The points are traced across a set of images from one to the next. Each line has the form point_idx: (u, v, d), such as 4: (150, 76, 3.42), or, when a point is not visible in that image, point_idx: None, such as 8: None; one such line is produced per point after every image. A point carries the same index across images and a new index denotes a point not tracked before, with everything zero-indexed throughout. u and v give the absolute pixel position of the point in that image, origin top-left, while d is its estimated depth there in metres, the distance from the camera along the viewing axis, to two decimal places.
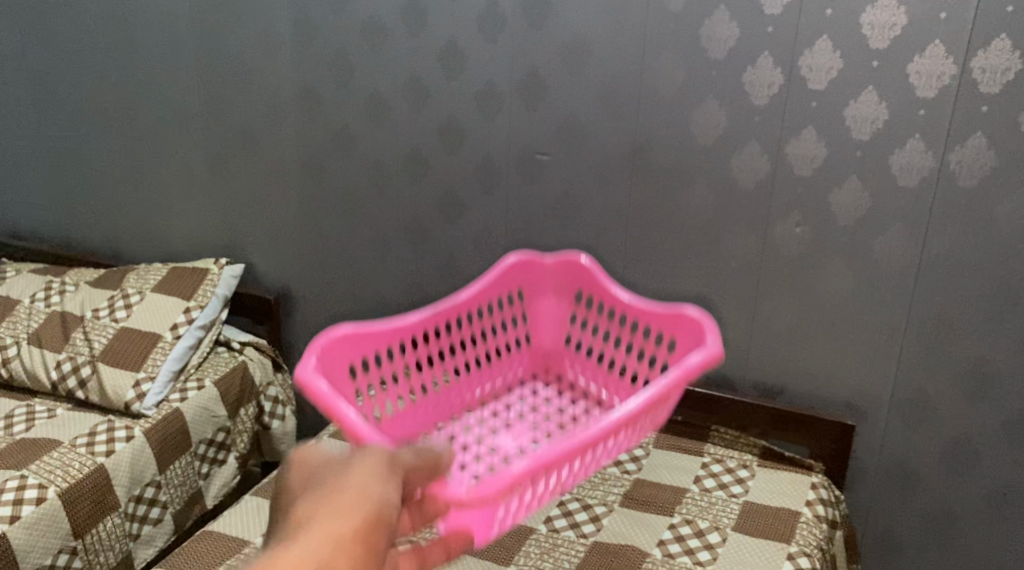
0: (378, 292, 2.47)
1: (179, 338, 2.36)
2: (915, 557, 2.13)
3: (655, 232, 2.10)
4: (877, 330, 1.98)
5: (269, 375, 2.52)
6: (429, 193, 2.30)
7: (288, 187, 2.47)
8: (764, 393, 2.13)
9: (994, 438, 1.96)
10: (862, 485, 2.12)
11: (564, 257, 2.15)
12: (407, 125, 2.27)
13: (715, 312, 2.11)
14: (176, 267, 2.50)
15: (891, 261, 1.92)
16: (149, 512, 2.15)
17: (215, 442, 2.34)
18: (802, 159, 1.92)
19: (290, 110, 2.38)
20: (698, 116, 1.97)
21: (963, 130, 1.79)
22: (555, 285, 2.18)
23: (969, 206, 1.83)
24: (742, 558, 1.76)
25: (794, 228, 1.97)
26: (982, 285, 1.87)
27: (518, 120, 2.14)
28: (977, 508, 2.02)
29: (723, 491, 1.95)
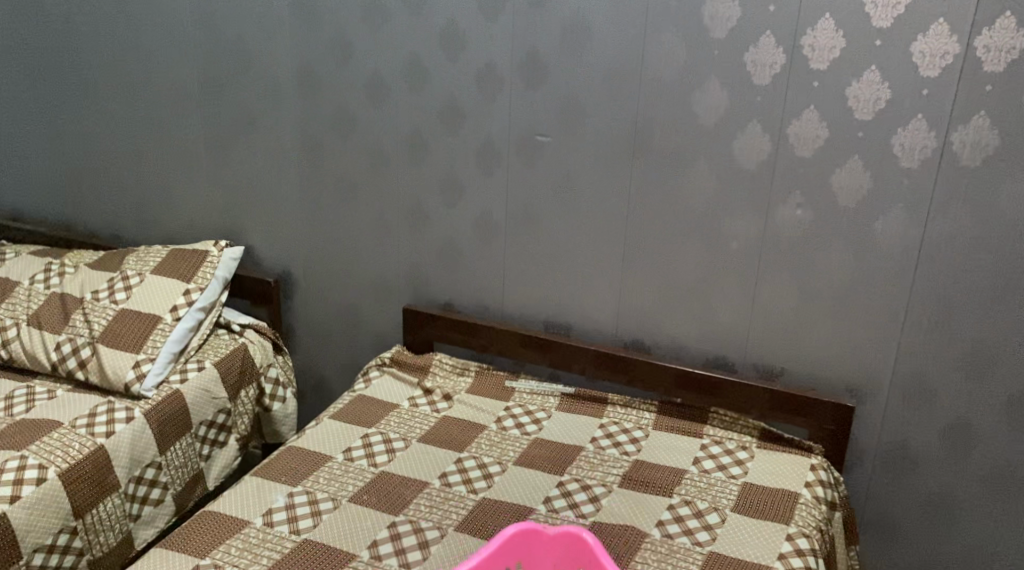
0: (378, 274, 2.47)
1: (179, 319, 2.35)
2: (913, 539, 2.13)
3: (656, 214, 2.09)
4: (877, 311, 1.97)
5: (269, 357, 2.51)
6: (429, 174, 2.30)
7: (288, 169, 2.46)
8: (764, 375, 2.13)
9: (994, 419, 1.96)
10: (861, 467, 2.12)
11: (567, 529, 1.64)
12: (407, 106, 2.25)
13: (716, 294, 2.10)
14: (175, 249, 2.50)
15: (892, 242, 1.91)
16: (149, 493, 2.16)
17: (215, 424, 2.34)
18: (804, 140, 1.91)
19: (290, 92, 2.37)
20: (700, 97, 1.96)
21: (966, 110, 1.78)
22: (555, 563, 1.66)
23: (971, 186, 1.82)
24: (741, 538, 1.76)
25: (795, 209, 1.97)
26: (984, 266, 1.86)
27: (519, 100, 2.13)
28: (977, 489, 2.02)
29: (722, 472, 1.95)
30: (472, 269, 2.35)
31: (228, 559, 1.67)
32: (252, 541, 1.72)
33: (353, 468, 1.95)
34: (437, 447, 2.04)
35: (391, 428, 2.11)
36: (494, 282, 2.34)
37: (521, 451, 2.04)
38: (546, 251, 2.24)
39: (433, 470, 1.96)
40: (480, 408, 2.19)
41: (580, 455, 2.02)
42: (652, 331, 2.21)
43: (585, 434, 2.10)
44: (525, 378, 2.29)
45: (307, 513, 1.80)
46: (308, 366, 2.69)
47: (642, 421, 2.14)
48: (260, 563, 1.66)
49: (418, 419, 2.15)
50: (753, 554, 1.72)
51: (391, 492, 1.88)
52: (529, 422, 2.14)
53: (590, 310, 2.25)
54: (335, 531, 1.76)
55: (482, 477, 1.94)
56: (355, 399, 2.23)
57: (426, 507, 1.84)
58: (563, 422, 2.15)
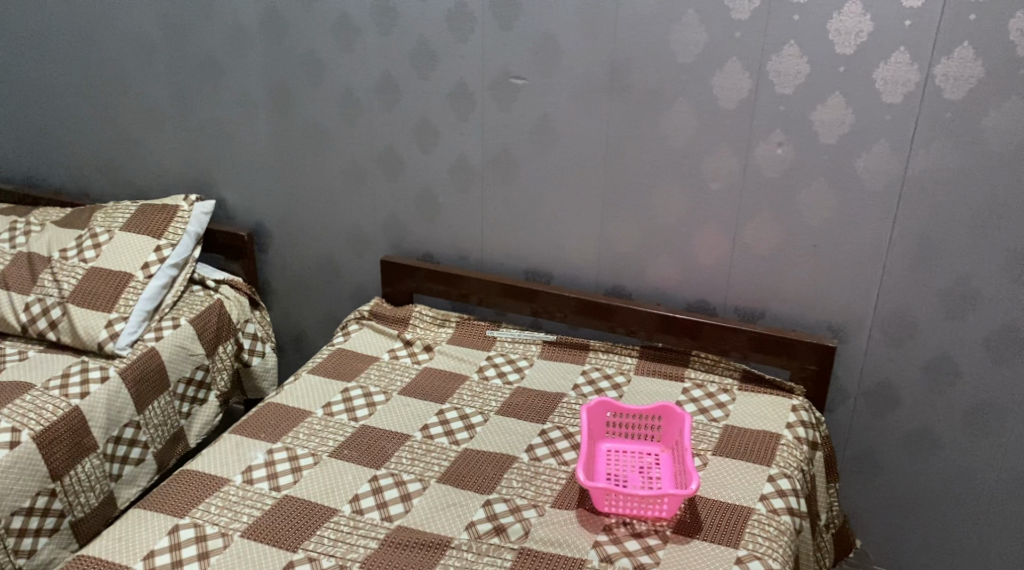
0: (353, 223, 2.42)
1: (151, 277, 2.30)
2: (894, 476, 2.14)
3: (635, 156, 2.05)
4: (859, 250, 1.95)
5: (247, 312, 2.47)
6: (402, 120, 2.24)
7: (257, 119, 2.39)
8: (745, 318, 2.12)
9: (975, 355, 1.96)
10: (844, 406, 2.12)
11: (649, 480, 1.83)
12: (376, 50, 2.18)
13: (696, 236, 2.07)
14: (144, 204, 2.43)
15: (874, 179, 1.88)
16: (129, 453, 2.13)
17: (193, 381, 2.31)
18: (785, 76, 1.86)
19: (255, 37, 2.29)
20: (679, 34, 1.91)
21: (950, 40, 1.74)
22: (624, 460, 1.89)
23: (954, 120, 1.79)
24: (722, 481, 1.75)
25: (776, 147, 1.93)
26: (967, 202, 1.84)
27: (492, 41, 2.07)
28: (957, 424, 2.03)
29: (703, 415, 1.94)
30: (449, 217, 2.31)
31: (208, 517, 1.65)
32: (232, 499, 1.69)
33: (333, 423, 1.92)
34: (418, 398, 2.02)
35: (370, 381, 2.08)
36: (472, 229, 2.30)
37: (503, 400, 2.02)
38: (523, 196, 2.20)
39: (414, 422, 1.94)
40: (461, 359, 2.16)
41: (562, 401, 2.01)
42: (633, 275, 2.18)
43: (567, 382, 2.08)
44: (507, 327, 2.27)
45: (286, 470, 1.78)
46: (286, 319, 2.66)
47: (624, 366, 2.12)
48: (241, 520, 1.65)
49: (399, 371, 2.12)
50: (733, 496, 1.71)
51: (372, 445, 1.86)
52: (511, 370, 2.13)
53: (569, 255, 2.22)
54: (313, 486, 1.74)
55: (463, 428, 1.92)
56: (334, 352, 2.20)
57: (407, 459, 1.82)
58: (545, 369, 2.13)
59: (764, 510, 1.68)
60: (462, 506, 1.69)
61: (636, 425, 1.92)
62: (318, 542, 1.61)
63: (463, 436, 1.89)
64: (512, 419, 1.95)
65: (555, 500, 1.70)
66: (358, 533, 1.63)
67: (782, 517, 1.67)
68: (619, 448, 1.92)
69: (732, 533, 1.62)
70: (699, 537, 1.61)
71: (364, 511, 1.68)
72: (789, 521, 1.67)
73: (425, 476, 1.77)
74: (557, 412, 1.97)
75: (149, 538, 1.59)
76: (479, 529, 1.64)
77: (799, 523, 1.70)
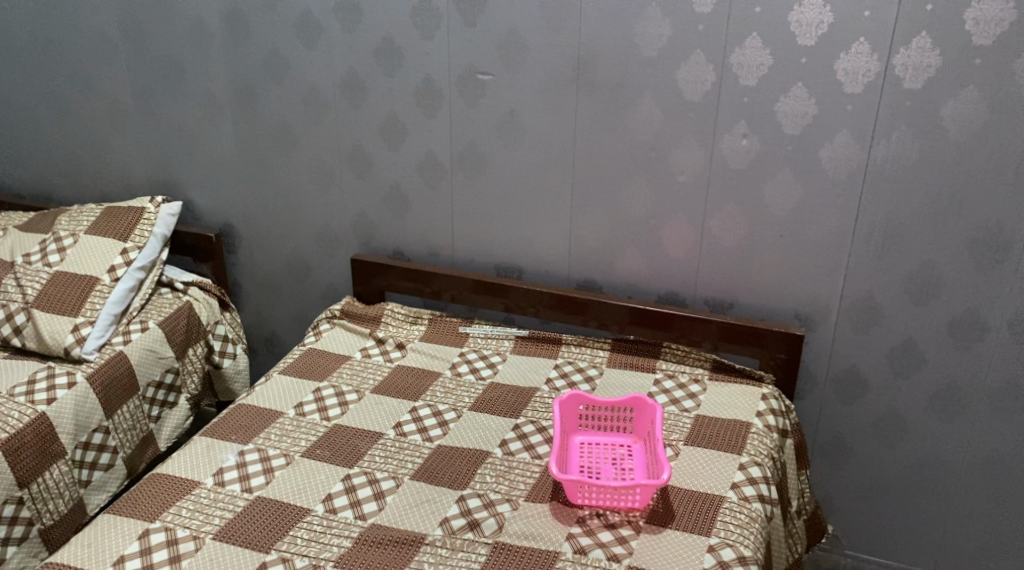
0: (322, 222, 2.41)
1: (117, 281, 2.27)
2: (863, 462, 2.17)
3: (603, 150, 2.06)
4: (825, 239, 1.97)
5: (217, 314, 2.45)
6: (369, 118, 2.23)
7: (222, 119, 2.37)
8: (714, 308, 2.13)
9: (940, 340, 1.99)
10: (813, 393, 2.14)
11: (622, 471, 1.84)
12: (341, 47, 2.17)
13: (665, 227, 2.09)
14: (109, 207, 2.40)
15: (837, 169, 1.90)
16: (99, 459, 2.11)
17: (164, 385, 2.29)
18: (748, 68, 1.88)
19: (218, 36, 2.27)
20: (643, 27, 1.92)
21: (908, 31, 1.76)
22: (597, 452, 1.90)
23: (914, 109, 1.81)
24: (694, 470, 1.76)
25: (741, 139, 1.94)
26: (928, 189, 1.86)
27: (457, 37, 2.06)
28: (923, 408, 2.06)
29: (675, 406, 1.96)
30: (419, 215, 2.30)
31: (179, 521, 1.63)
32: (203, 501, 1.68)
33: (305, 423, 1.91)
34: (390, 396, 2.01)
35: (343, 380, 2.07)
36: (442, 226, 2.29)
37: (476, 396, 2.02)
38: (492, 191, 2.20)
39: (387, 420, 1.93)
40: (434, 356, 2.16)
41: (535, 395, 2.02)
42: (603, 268, 2.19)
43: (540, 376, 2.09)
44: (480, 322, 2.27)
45: (258, 471, 1.77)
46: (256, 319, 2.64)
47: (596, 358, 2.13)
48: (213, 523, 1.64)
49: (372, 369, 2.12)
50: (705, 485, 1.72)
51: (345, 444, 1.85)
52: (484, 365, 2.13)
53: (539, 250, 2.23)
54: (286, 486, 1.73)
55: (437, 424, 1.92)
56: (305, 352, 2.19)
57: (381, 458, 1.81)
58: (517, 364, 2.14)
59: (735, 497, 1.69)
60: (437, 502, 1.70)
61: (608, 418, 1.93)
62: (291, 542, 1.60)
63: (437, 432, 1.89)
64: (485, 415, 1.95)
65: (528, 494, 1.71)
66: (332, 531, 1.63)
67: (753, 504, 1.69)
68: (591, 441, 1.93)
69: (704, 521, 1.63)
70: (671, 527, 1.62)
71: (338, 510, 1.68)
72: (760, 508, 1.69)
73: (399, 473, 1.77)
74: (531, 406, 1.98)
75: (119, 543, 1.58)
76: (453, 525, 1.64)
77: (770, 510, 1.72)
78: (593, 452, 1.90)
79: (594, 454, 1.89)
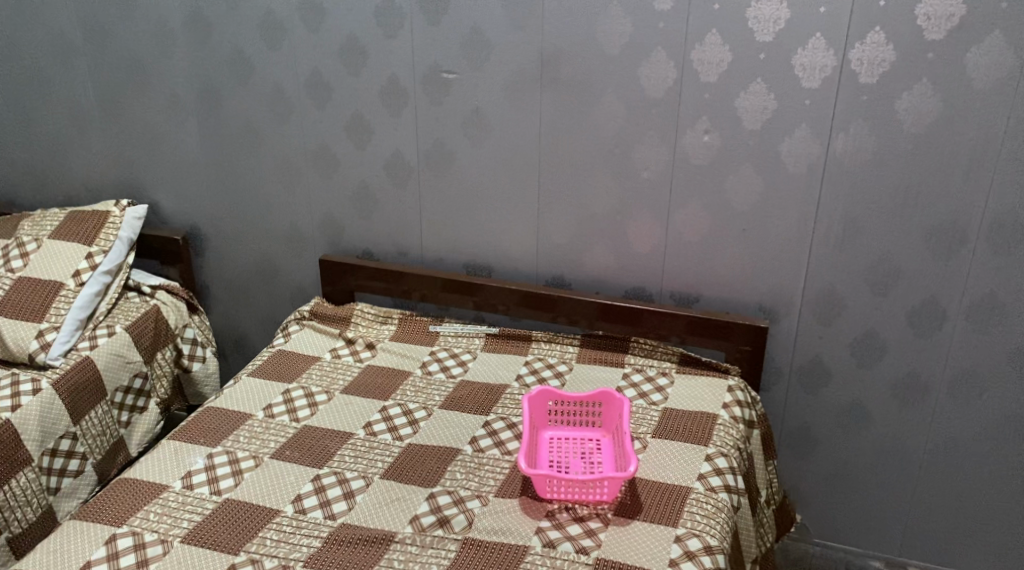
0: (289, 223, 2.40)
1: (83, 285, 2.25)
2: (829, 451, 2.20)
3: (568, 147, 2.07)
4: (787, 232, 2.00)
5: (185, 317, 2.43)
6: (334, 118, 2.23)
7: (186, 121, 2.36)
8: (681, 302, 2.16)
9: (900, 330, 2.02)
10: (779, 383, 2.17)
11: (591, 467, 1.85)
12: (305, 47, 2.17)
13: (630, 223, 2.11)
14: (73, 212, 2.38)
15: (797, 163, 1.93)
16: (67, 465, 2.09)
17: (132, 390, 2.27)
18: (708, 65, 1.90)
19: (180, 37, 2.26)
20: (604, 25, 1.93)
21: (863, 25, 1.79)
22: (566, 447, 1.91)
23: (870, 103, 1.84)
24: (662, 462, 1.78)
25: (702, 135, 1.97)
26: (885, 181, 1.90)
27: (421, 36, 2.07)
28: (885, 397, 2.10)
29: (643, 400, 1.98)
30: (386, 214, 2.31)
31: (147, 525, 1.63)
32: (171, 505, 1.68)
33: (274, 425, 1.91)
34: (360, 396, 2.02)
35: (312, 381, 2.07)
36: (409, 225, 2.30)
37: (446, 394, 2.03)
38: (459, 190, 2.21)
39: (357, 420, 1.93)
40: (405, 355, 2.17)
41: (505, 392, 2.03)
42: (571, 265, 2.20)
43: (511, 373, 2.10)
44: (450, 321, 2.28)
45: (227, 473, 1.76)
46: (225, 322, 2.63)
47: (566, 354, 2.15)
48: (181, 526, 1.63)
49: (342, 370, 2.12)
50: (672, 476, 1.74)
51: (314, 444, 1.85)
52: (454, 364, 2.14)
53: (508, 247, 2.24)
54: (254, 488, 1.73)
55: (407, 423, 1.93)
56: (274, 354, 2.18)
57: (351, 457, 1.82)
58: (487, 362, 2.14)
59: (702, 488, 1.72)
60: (407, 500, 1.70)
61: (577, 413, 1.95)
62: (260, 543, 1.60)
63: (407, 431, 1.90)
64: (455, 412, 1.96)
65: (498, 490, 1.72)
66: (301, 532, 1.63)
67: (720, 494, 1.71)
68: (561, 436, 1.94)
69: (672, 512, 1.65)
70: (639, 519, 1.64)
71: (307, 510, 1.68)
72: (727, 498, 1.71)
73: (368, 473, 1.77)
74: (501, 403, 1.99)
75: (85, 549, 1.57)
76: (423, 522, 1.65)
77: (736, 500, 1.75)
78: (562, 447, 1.91)
79: (564, 449, 1.90)
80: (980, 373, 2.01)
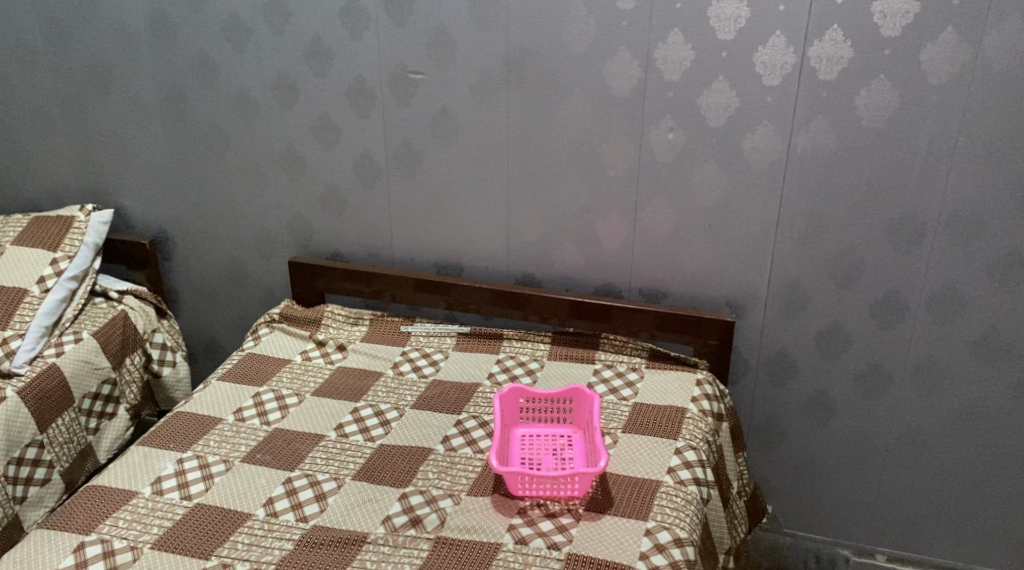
0: (257, 225, 2.39)
1: (47, 292, 2.23)
2: (797, 442, 2.23)
3: (535, 146, 2.08)
4: (751, 228, 2.03)
5: (154, 322, 2.42)
6: (300, 120, 2.22)
7: (151, 124, 2.34)
8: (649, 298, 2.18)
9: (863, 322, 2.06)
10: (746, 377, 2.20)
11: (562, 464, 1.86)
12: (269, 48, 2.16)
13: (598, 221, 2.12)
14: (37, 218, 2.36)
15: (760, 160, 1.96)
16: (34, 474, 2.07)
17: (100, 396, 2.25)
18: (671, 63, 1.92)
19: (144, 40, 2.24)
20: (569, 25, 1.94)
21: (822, 23, 1.82)
22: (539, 444, 1.93)
23: (830, 99, 1.87)
24: (632, 457, 1.80)
25: (667, 132, 1.99)
26: (846, 177, 1.93)
27: (386, 37, 2.07)
28: (850, 389, 2.13)
29: (613, 395, 1.99)
30: (355, 215, 2.30)
31: (116, 532, 1.62)
32: (141, 511, 1.67)
33: (245, 428, 1.91)
34: (331, 398, 2.01)
35: (283, 384, 2.06)
36: (378, 226, 2.30)
37: (418, 394, 2.03)
38: (427, 190, 2.22)
39: (328, 422, 1.93)
40: (376, 356, 2.17)
41: (477, 391, 2.04)
42: (540, 262, 2.21)
43: (482, 371, 2.11)
44: (421, 321, 2.28)
45: (197, 478, 1.76)
46: (194, 325, 2.61)
47: (537, 352, 2.16)
48: (151, 533, 1.62)
49: (312, 372, 2.11)
50: (642, 471, 1.76)
51: (284, 447, 1.85)
52: (426, 364, 2.14)
53: (477, 247, 2.25)
54: (226, 492, 1.72)
55: (379, 424, 1.93)
56: (244, 357, 2.17)
57: (322, 459, 1.81)
58: (459, 361, 2.15)
59: (671, 481, 1.74)
60: (379, 501, 1.71)
61: (549, 410, 1.96)
62: (231, 547, 1.60)
63: (379, 431, 1.90)
64: (427, 412, 1.97)
65: (470, 488, 1.73)
66: (273, 535, 1.63)
67: (689, 487, 1.73)
68: (533, 433, 1.96)
69: (641, 506, 1.67)
70: (609, 513, 1.66)
71: (279, 513, 1.68)
72: (696, 491, 1.73)
73: (340, 474, 1.77)
74: (473, 401, 2.00)
75: (54, 557, 1.56)
76: (395, 522, 1.65)
77: (705, 492, 1.77)
78: (535, 444, 1.93)
79: (536, 447, 1.92)
80: (942, 362, 2.05)
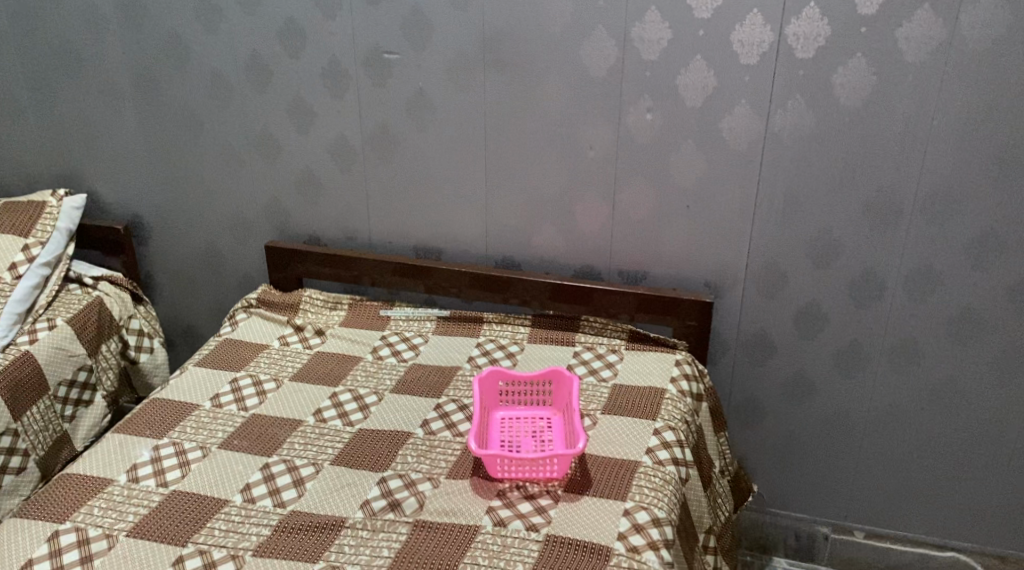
0: (233, 210, 2.37)
1: (19, 278, 2.19)
2: (776, 422, 2.24)
3: (512, 127, 2.07)
4: (729, 208, 2.02)
5: (129, 308, 2.39)
6: (275, 102, 2.19)
7: (123, 108, 2.31)
8: (628, 280, 2.17)
9: (841, 302, 2.06)
10: (726, 357, 2.20)
11: (541, 445, 1.86)
12: (242, 30, 2.13)
13: (576, 202, 2.11)
14: (7, 204, 2.32)
15: (738, 140, 1.95)
16: (9, 462, 2.05)
17: (76, 383, 2.22)
18: (648, 42, 1.91)
19: (114, 21, 2.20)
20: (546, 4, 1.93)
21: (798, 1, 1.81)
22: (518, 426, 1.92)
23: (807, 78, 1.87)
24: (611, 438, 1.80)
25: (645, 113, 1.98)
26: (824, 156, 1.92)
27: (360, 16, 2.04)
28: (828, 368, 2.14)
29: (593, 377, 1.99)
30: (332, 198, 2.28)
31: (91, 520, 1.60)
32: (116, 499, 1.65)
33: (222, 414, 1.89)
34: (309, 383, 2.00)
35: (261, 369, 2.05)
36: (355, 209, 2.28)
37: (397, 378, 2.02)
38: (404, 173, 2.20)
39: (307, 407, 1.92)
40: (355, 341, 2.15)
41: (456, 374, 2.03)
42: (519, 244, 2.20)
43: (462, 355, 2.10)
44: (401, 305, 2.27)
45: (174, 464, 1.74)
46: (171, 311, 2.58)
47: (517, 335, 2.15)
48: (126, 520, 1.61)
49: (291, 357, 2.10)
50: (621, 452, 1.76)
51: (262, 433, 1.84)
52: (405, 348, 2.13)
53: (455, 229, 2.23)
54: (202, 479, 1.71)
55: (357, 408, 1.92)
56: (221, 343, 2.15)
57: (300, 445, 1.80)
58: (438, 344, 2.14)
59: (650, 462, 1.74)
60: (357, 485, 1.70)
61: (528, 392, 1.96)
62: (208, 534, 1.59)
63: (358, 416, 1.89)
64: (407, 396, 1.96)
65: (449, 471, 1.72)
66: (250, 521, 1.62)
67: (667, 467, 1.74)
68: (512, 415, 1.95)
69: (619, 487, 1.67)
70: (588, 494, 1.65)
71: (256, 499, 1.67)
72: (674, 470, 1.74)
73: (319, 459, 1.76)
74: (453, 385, 1.99)
75: (28, 546, 1.54)
76: (373, 506, 1.65)
77: (683, 472, 1.77)
78: (514, 427, 1.92)
79: (514, 429, 1.91)
80: (919, 340, 2.06)
